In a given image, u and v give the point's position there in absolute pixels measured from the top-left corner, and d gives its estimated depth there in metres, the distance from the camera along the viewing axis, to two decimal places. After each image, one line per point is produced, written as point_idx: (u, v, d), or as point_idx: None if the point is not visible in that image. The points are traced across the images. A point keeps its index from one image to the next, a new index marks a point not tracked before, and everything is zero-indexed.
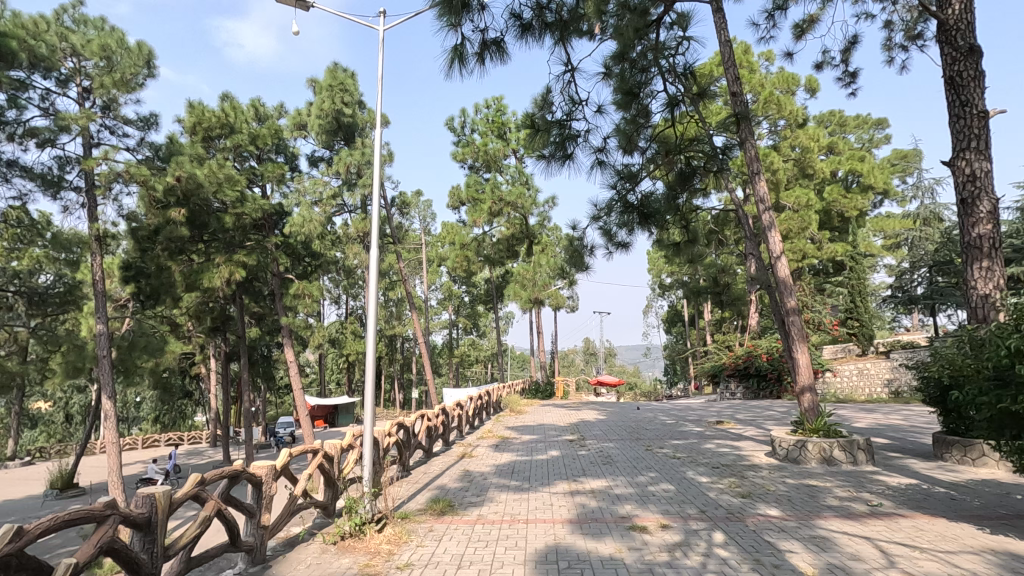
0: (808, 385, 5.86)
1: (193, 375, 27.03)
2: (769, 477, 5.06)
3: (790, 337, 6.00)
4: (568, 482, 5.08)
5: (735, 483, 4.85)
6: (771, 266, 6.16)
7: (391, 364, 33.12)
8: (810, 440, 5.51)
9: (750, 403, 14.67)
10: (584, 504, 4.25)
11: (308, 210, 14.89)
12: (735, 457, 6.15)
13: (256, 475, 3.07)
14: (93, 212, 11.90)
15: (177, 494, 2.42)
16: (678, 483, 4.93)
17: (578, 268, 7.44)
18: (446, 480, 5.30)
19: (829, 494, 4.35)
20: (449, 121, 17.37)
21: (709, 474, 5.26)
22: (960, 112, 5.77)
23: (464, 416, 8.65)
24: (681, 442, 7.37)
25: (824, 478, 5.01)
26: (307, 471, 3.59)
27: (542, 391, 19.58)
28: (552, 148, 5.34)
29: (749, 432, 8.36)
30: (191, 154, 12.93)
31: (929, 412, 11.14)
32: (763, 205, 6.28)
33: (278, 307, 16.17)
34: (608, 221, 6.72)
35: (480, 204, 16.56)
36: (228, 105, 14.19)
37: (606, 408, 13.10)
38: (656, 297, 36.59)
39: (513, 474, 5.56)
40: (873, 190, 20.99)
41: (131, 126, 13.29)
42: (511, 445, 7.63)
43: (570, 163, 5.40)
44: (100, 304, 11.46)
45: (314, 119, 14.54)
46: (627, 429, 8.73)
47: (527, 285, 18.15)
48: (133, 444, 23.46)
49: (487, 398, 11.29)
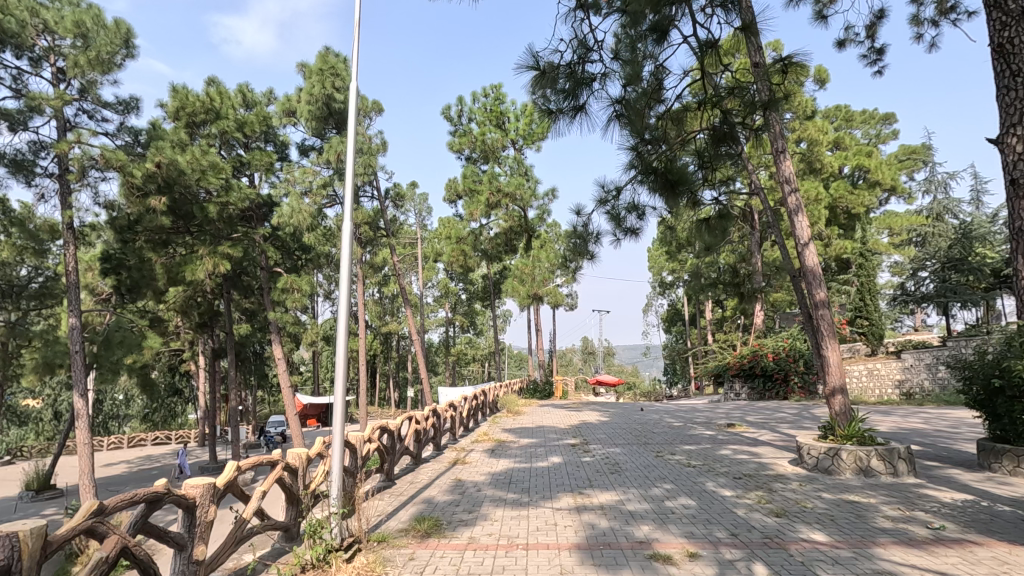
0: (840, 386, 5.26)
1: (182, 372, 26.36)
2: (801, 491, 4.46)
3: (820, 334, 5.40)
4: (572, 495, 4.46)
5: (764, 498, 4.24)
6: (797, 254, 5.59)
7: (386, 362, 32.51)
8: (843, 448, 4.92)
9: (757, 404, 14.07)
10: (593, 525, 3.63)
11: (297, 200, 14.22)
12: (756, 465, 5.56)
13: (189, 497, 2.44)
14: (66, 198, 11.32)
15: (55, 534, 1.79)
16: (698, 497, 4.33)
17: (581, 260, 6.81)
18: (435, 492, 4.69)
19: (878, 513, 3.75)
20: (445, 110, 16.74)
21: (731, 486, 4.65)
22: (1010, 81, 4.30)
23: (458, 418, 8.03)
24: (693, 447, 6.78)
25: (864, 492, 4.40)
26: (260, 489, 2.97)
27: (540, 391, 19.02)
28: (560, 97, 4.79)
29: (764, 436, 7.76)
30: (172, 140, 12.26)
31: (949, 415, 10.56)
32: (789, 186, 5.69)
33: (266, 301, 15.51)
34: (617, 204, 6.22)
35: (477, 196, 15.91)
36: (213, 90, 13.61)
37: (608, 409, 12.52)
38: (656, 295, 36.03)
39: (511, 485, 4.94)
40: (881, 186, 20.43)
41: (109, 110, 12.73)
42: (509, 449, 7.00)
43: (582, 115, 4.87)
44: (75, 296, 10.77)
45: (303, 105, 13.87)
46: (633, 433, 8.14)
47: (526, 280, 17.52)
48: (119, 443, 22.80)
49: (483, 398, 10.69)
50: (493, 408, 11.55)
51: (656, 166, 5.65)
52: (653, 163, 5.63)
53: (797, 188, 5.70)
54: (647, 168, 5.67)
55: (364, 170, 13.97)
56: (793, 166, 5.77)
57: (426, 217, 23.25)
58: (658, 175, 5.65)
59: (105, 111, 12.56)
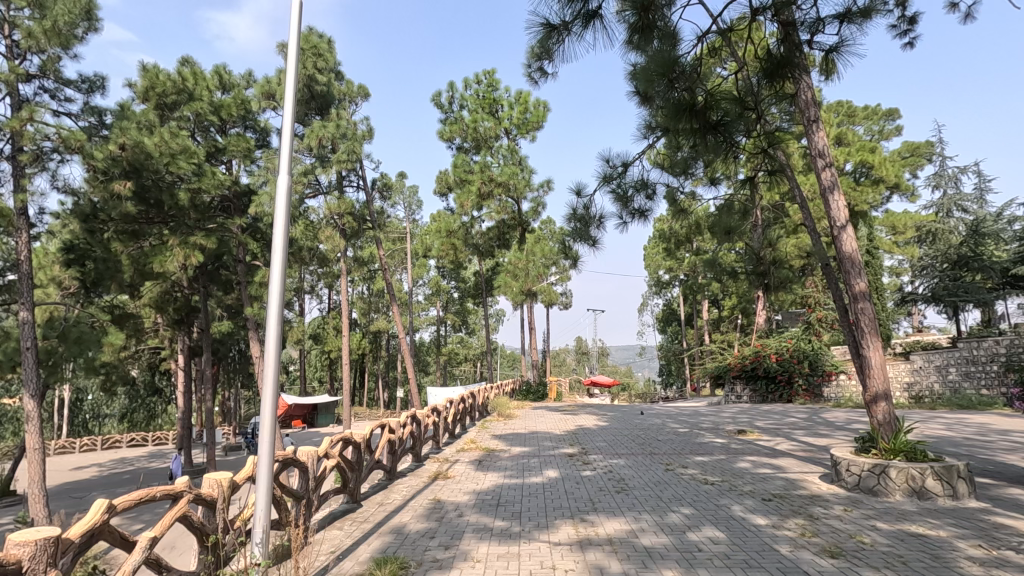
0: (883, 391, 4.52)
1: (162, 370, 25.43)
2: (850, 518, 3.70)
3: (860, 331, 4.64)
4: (572, 523, 3.68)
5: (808, 529, 3.48)
6: (833, 239, 4.83)
7: (376, 361, 31.66)
8: (891, 464, 4.17)
9: (762, 407, 13.34)
10: (601, 569, 2.84)
11: (277, 187, 13.32)
12: (785, 483, 4.79)
13: (13, 556, 1.65)
14: (19, 181, 10.38)
15: None
16: (727, 526, 3.56)
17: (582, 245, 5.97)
18: (407, 519, 3.88)
19: (958, 554, 2.99)
20: (435, 96, 15.93)
21: (763, 511, 3.89)
22: None
23: (443, 423, 7.26)
24: (705, 458, 6.02)
25: (926, 519, 3.64)
26: (151, 533, 2.17)
27: (533, 393, 18.25)
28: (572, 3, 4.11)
29: (782, 445, 7.00)
30: (142, 121, 11.37)
31: (973, 420, 9.85)
32: (823, 160, 4.95)
33: (245, 296, 14.60)
34: (624, 182, 5.49)
35: (468, 185, 15.04)
36: (187, 70, 12.75)
37: (606, 412, 11.77)
38: (652, 294, 35.32)
39: (499, 507, 4.14)
40: (886, 183, 19.81)
41: (71, 89, 11.76)
42: (498, 460, 6.21)
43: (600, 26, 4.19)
44: (27, 288, 9.83)
45: (283, 87, 12.96)
46: (636, 440, 7.39)
47: (519, 276, 16.37)
48: (92, 445, 21.81)
49: (471, 401, 9.91)
50: (482, 411, 10.72)
51: (692, 101, 4.76)
52: (693, 97, 4.76)
53: (833, 161, 4.97)
54: (680, 103, 4.76)
55: (347, 156, 13.14)
56: (828, 138, 5.05)
57: (415, 211, 22.38)
58: (696, 112, 4.80)
59: (68, 90, 11.55)
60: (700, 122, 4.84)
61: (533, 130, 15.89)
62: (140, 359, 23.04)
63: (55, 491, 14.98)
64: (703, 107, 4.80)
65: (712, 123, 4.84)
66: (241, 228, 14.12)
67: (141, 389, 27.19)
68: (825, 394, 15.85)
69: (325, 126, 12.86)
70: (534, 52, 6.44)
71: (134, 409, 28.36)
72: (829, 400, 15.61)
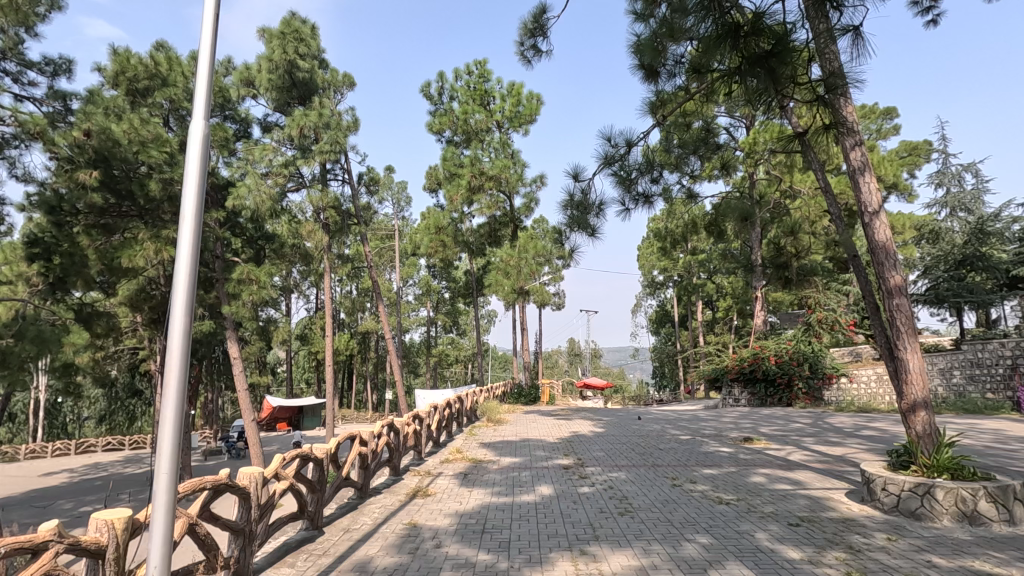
0: (922, 399, 3.99)
1: (141, 372, 24.58)
2: (898, 550, 3.14)
3: (896, 331, 4.09)
4: (571, 558, 3.09)
5: (852, 565, 2.92)
6: (864, 228, 4.28)
7: (364, 363, 30.99)
8: (937, 484, 3.62)
9: (762, 411, 12.84)
10: None
11: (255, 178, 12.64)
12: (810, 502, 4.23)
13: None
14: None
15: None
16: (755, 561, 2.99)
17: (580, 235, 5.34)
18: (375, 552, 3.26)
19: None
20: (424, 87, 15.34)
21: (794, 540, 3.32)
22: None
23: (426, 432, 6.62)
24: (714, 471, 5.46)
25: (989, 553, 3.08)
26: None
27: (525, 396, 17.66)
28: None
29: (794, 455, 6.45)
30: (109, 106, 10.64)
31: (988, 427, 9.36)
32: (851, 138, 4.38)
33: (221, 294, 13.78)
34: (627, 164, 4.97)
35: (458, 179, 14.39)
36: (161, 55, 12.07)
37: (601, 417, 11.20)
38: (645, 295, 34.88)
39: (483, 537, 3.52)
40: (885, 183, 19.43)
41: (36, 72, 10.92)
42: (485, 473, 5.60)
43: None
44: None
45: (262, 73, 12.29)
46: (635, 450, 6.83)
47: (511, 273, 15.68)
48: (65, 449, 20.90)
49: (459, 406, 9.30)
50: (471, 416, 10.12)
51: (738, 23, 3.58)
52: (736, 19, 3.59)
53: (863, 138, 4.38)
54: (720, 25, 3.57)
55: (330, 146, 12.49)
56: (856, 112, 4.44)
57: (404, 208, 21.74)
58: (741, 37, 3.60)
59: (31, 72, 10.76)
60: (746, 51, 3.63)
61: (526, 124, 15.31)
62: (119, 360, 22.25)
63: (20, 499, 14.16)
64: (752, 29, 3.57)
65: (764, 53, 3.56)
66: (217, 221, 13.31)
67: (120, 391, 26.33)
68: (825, 398, 15.25)
69: (307, 114, 12.14)
70: (527, 28, 5.93)
71: (113, 411, 27.46)
72: (830, 404, 15.02)
